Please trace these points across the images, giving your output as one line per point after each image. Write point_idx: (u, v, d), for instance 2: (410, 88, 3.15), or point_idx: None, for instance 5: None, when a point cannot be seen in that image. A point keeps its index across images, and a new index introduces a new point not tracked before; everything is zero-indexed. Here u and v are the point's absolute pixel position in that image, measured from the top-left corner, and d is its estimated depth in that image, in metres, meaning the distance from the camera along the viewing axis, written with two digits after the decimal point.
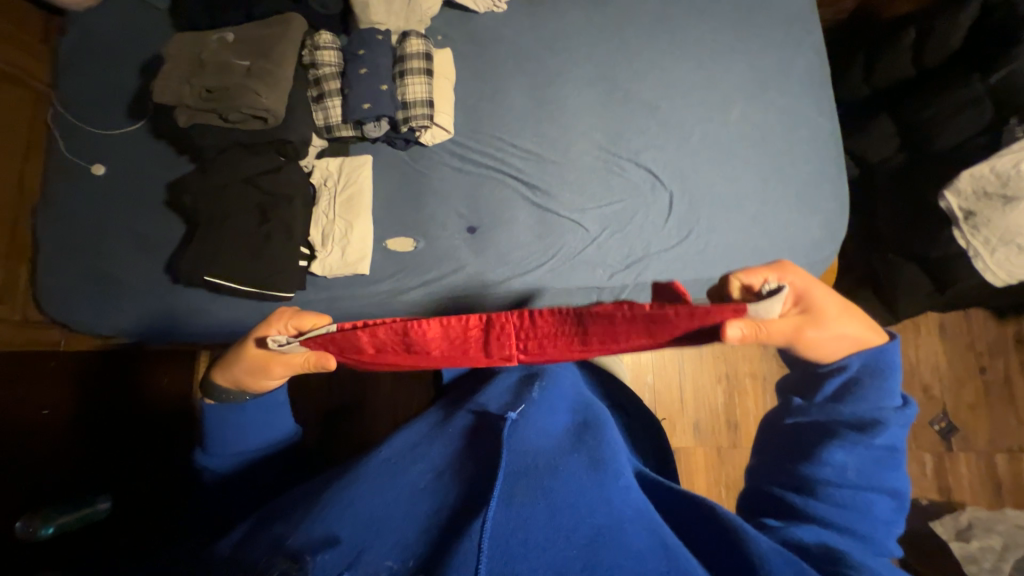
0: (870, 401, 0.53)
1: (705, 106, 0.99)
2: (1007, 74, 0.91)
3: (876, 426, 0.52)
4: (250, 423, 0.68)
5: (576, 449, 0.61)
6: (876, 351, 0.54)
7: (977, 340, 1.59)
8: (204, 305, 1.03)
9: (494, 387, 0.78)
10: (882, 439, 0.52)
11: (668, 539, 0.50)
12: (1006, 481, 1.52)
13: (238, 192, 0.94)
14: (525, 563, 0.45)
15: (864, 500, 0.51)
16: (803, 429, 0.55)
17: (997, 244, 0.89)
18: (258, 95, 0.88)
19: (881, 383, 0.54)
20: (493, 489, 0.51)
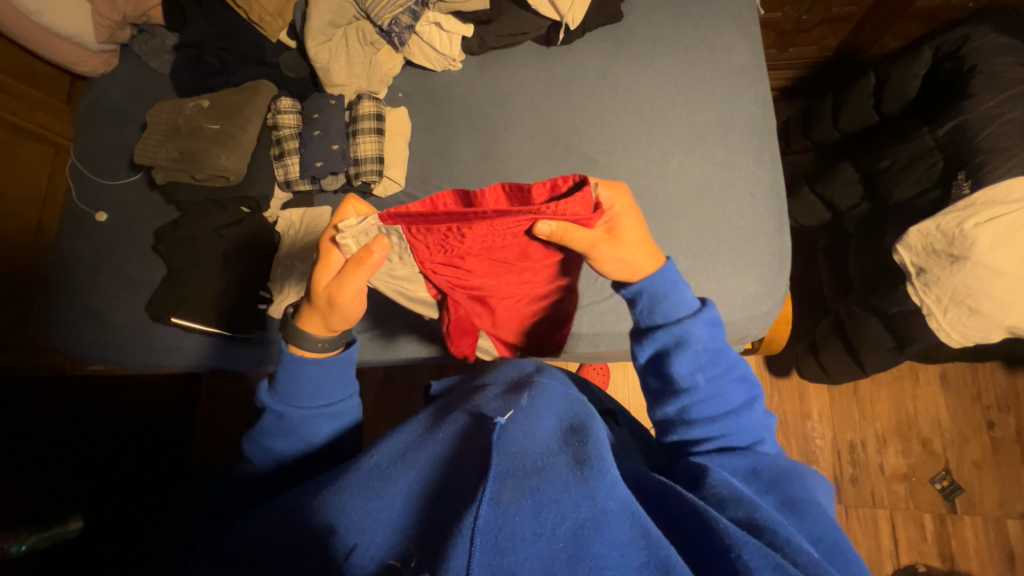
0: (670, 311, 0.60)
1: (646, 158, 1.01)
2: (956, 125, 0.88)
3: (684, 330, 0.58)
4: (310, 376, 0.66)
5: (570, 446, 0.50)
6: (653, 278, 0.61)
7: (984, 392, 1.46)
8: (176, 340, 1.10)
9: (483, 386, 0.66)
10: (698, 337, 0.58)
11: (651, 529, 0.44)
12: (1020, 551, 1.37)
13: (206, 241, 1.03)
14: (514, 556, 0.40)
15: (721, 396, 0.57)
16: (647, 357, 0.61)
17: (948, 303, 0.84)
18: (222, 159, 1.00)
19: (667, 298, 0.61)
20: (483, 487, 0.44)
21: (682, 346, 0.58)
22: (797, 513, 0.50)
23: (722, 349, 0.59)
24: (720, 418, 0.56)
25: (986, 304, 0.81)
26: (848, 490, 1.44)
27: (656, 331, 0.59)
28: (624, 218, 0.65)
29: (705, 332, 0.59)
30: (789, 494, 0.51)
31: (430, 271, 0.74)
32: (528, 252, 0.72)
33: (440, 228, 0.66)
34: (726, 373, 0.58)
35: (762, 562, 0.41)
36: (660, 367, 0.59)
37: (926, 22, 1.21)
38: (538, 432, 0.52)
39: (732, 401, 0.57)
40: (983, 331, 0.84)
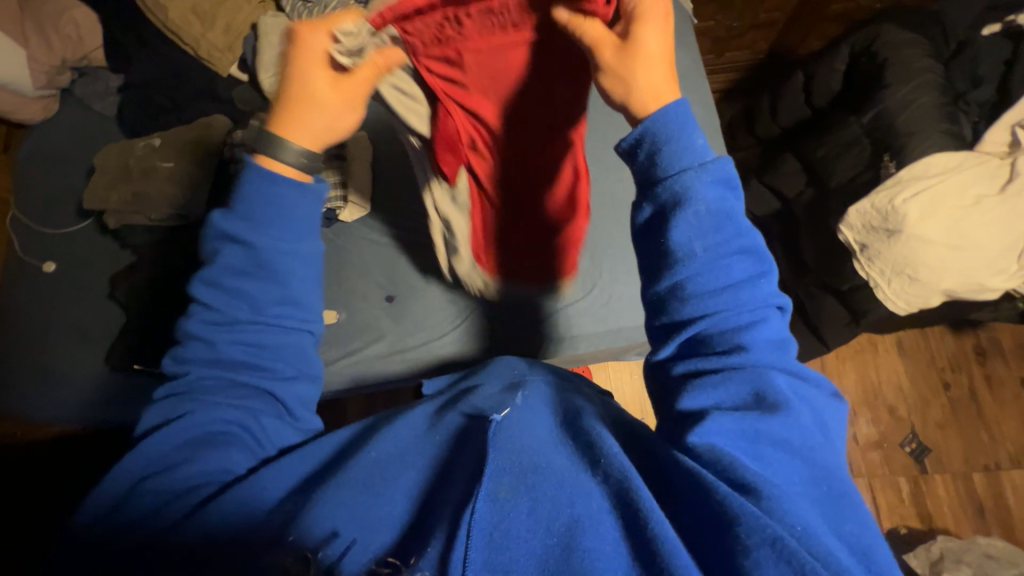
0: (679, 153, 0.47)
1: (602, 164, 1.08)
2: (878, 112, 0.95)
3: (690, 178, 0.46)
4: (263, 209, 0.53)
5: (566, 441, 0.51)
6: (670, 105, 0.48)
7: (937, 356, 1.57)
8: (141, 388, 1.05)
9: (477, 385, 0.65)
10: (705, 196, 0.46)
11: (642, 514, 0.42)
12: (987, 502, 1.45)
13: (167, 282, 1.00)
14: (510, 554, 0.42)
15: (724, 274, 0.47)
16: (649, 224, 0.49)
17: (891, 275, 0.91)
18: (179, 198, 0.98)
19: (674, 134, 0.47)
20: (480, 485, 0.45)
21: (681, 205, 0.47)
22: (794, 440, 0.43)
23: (733, 216, 0.48)
24: (720, 304, 0.46)
25: (923, 273, 0.88)
26: None
27: (656, 187, 0.48)
28: (651, 4, 0.50)
29: (713, 188, 0.47)
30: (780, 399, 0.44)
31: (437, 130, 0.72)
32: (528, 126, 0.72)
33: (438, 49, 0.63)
34: (733, 241, 0.47)
35: (760, 538, 0.37)
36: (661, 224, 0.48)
37: (842, 22, 1.33)
38: (533, 427, 0.52)
39: (735, 279, 0.47)
40: (924, 297, 0.91)
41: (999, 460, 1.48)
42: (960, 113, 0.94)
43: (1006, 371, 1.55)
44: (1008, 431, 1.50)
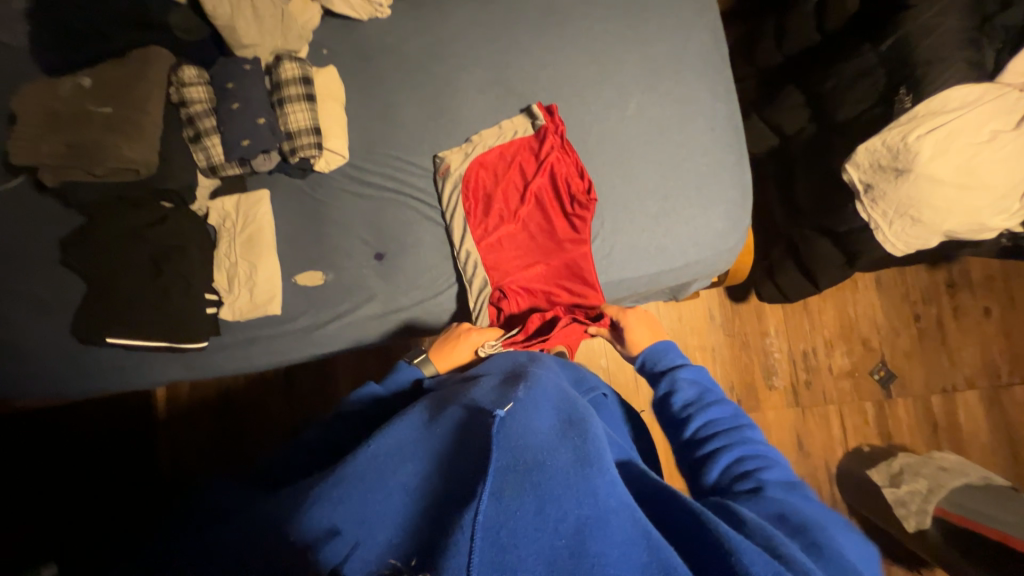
0: (664, 357, 0.74)
1: (603, 102, 0.97)
2: (896, 39, 0.89)
3: (678, 370, 0.71)
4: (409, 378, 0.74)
5: (571, 439, 0.51)
6: (652, 348, 0.75)
7: (911, 290, 1.63)
8: (118, 359, 0.98)
9: (477, 379, 0.65)
10: (685, 376, 0.70)
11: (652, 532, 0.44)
12: (941, 420, 1.59)
13: (127, 246, 0.90)
14: (515, 554, 0.40)
15: (717, 421, 0.64)
16: (660, 406, 0.70)
17: (894, 217, 0.89)
18: (123, 149, 0.85)
19: (661, 353, 0.74)
20: (483, 483, 0.44)
21: (675, 388, 0.69)
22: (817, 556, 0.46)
23: (736, 419, 0.65)
24: (729, 465, 0.59)
25: (926, 213, 0.87)
26: (804, 393, 1.60)
27: (658, 381, 0.72)
28: (629, 315, 0.82)
29: (692, 379, 0.70)
30: (811, 536, 0.48)
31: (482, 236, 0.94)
32: (539, 194, 0.95)
33: (480, 195, 0.95)
34: (740, 435, 0.62)
35: (763, 567, 0.41)
36: (663, 407, 0.70)
37: None
38: (536, 424, 0.52)
39: (743, 453, 0.60)
40: (924, 239, 0.90)
41: (956, 383, 1.60)
42: (983, 39, 0.88)
43: (970, 301, 1.63)
44: (967, 356, 1.61)
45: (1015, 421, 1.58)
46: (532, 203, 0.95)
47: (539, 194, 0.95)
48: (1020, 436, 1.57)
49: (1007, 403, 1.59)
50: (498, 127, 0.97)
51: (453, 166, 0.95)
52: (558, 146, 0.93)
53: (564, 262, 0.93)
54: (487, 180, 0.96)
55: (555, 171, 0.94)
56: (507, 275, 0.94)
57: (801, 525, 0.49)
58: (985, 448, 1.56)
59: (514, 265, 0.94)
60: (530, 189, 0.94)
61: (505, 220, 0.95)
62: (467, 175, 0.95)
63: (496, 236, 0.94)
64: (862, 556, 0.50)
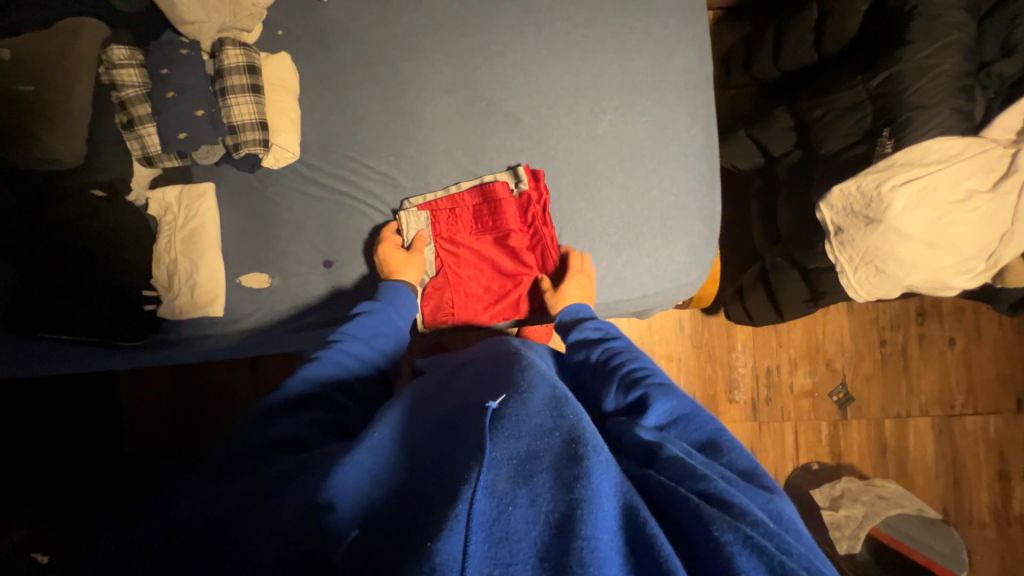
0: (606, 325, 0.76)
1: (575, 116, 0.92)
2: (889, 76, 0.84)
3: (614, 338, 0.72)
4: (389, 320, 0.79)
5: (563, 420, 0.48)
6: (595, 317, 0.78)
7: (882, 314, 1.63)
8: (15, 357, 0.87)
9: (472, 370, 0.64)
10: (620, 343, 0.71)
11: (639, 515, 0.42)
12: (891, 444, 1.61)
13: (52, 239, 0.83)
14: (510, 548, 0.38)
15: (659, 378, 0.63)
16: (597, 358, 0.69)
17: (859, 263, 0.88)
18: (46, 139, 0.79)
19: (602, 325, 0.77)
20: (477, 468, 0.43)
21: (613, 348, 0.70)
22: (744, 484, 0.48)
23: (636, 350, 0.70)
24: (662, 410, 0.58)
25: (890, 265, 0.85)
26: (763, 409, 1.59)
27: (599, 344, 0.72)
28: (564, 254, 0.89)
29: (627, 344, 0.71)
30: (769, 503, 0.47)
31: (440, 267, 0.92)
32: (509, 243, 0.91)
33: (446, 231, 0.92)
34: (633, 355, 0.68)
35: (734, 535, 0.40)
36: (574, 347, 0.74)
37: None
38: (530, 412, 0.49)
39: (634, 366, 0.65)
40: (886, 289, 0.89)
41: (911, 409, 1.63)
42: (976, 86, 0.84)
43: (938, 331, 1.65)
44: (925, 384, 1.63)
45: (960, 449, 1.63)
46: (501, 248, 0.92)
47: (508, 242, 0.91)
48: (962, 464, 1.62)
49: (955, 432, 1.63)
50: (466, 154, 0.92)
51: (423, 219, 0.91)
52: (538, 198, 0.89)
53: (513, 296, 0.92)
54: (455, 214, 0.92)
55: (531, 225, 0.90)
56: (458, 302, 0.92)
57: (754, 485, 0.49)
58: (927, 472, 1.61)
59: (466, 298, 0.92)
60: (501, 236, 0.92)
61: (468, 257, 0.93)
62: (435, 228, 0.91)
63: (455, 269, 0.92)
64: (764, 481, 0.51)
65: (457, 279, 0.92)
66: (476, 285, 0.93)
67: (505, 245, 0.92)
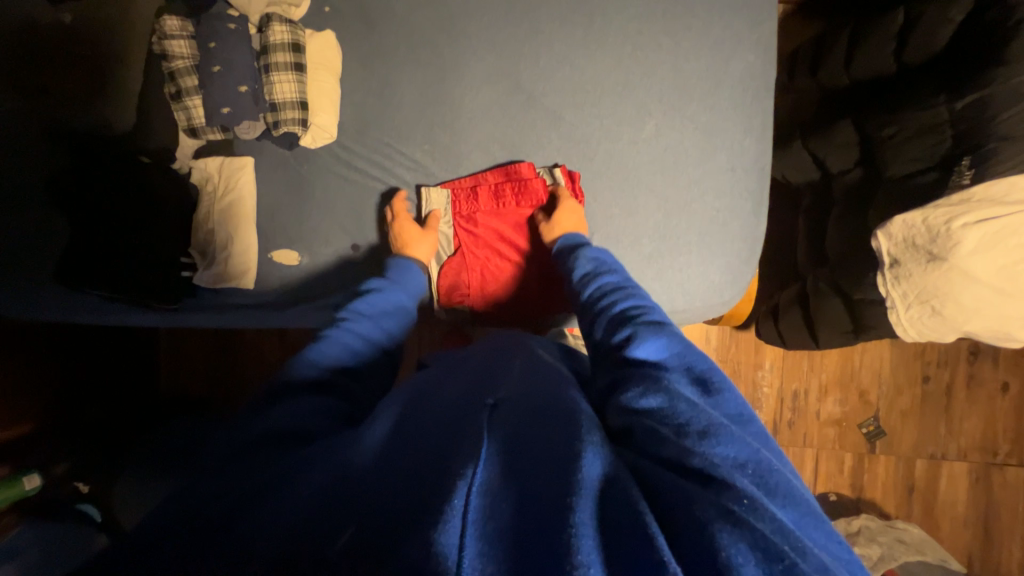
0: (605, 257, 0.75)
1: (618, 116, 0.87)
2: (978, 98, 0.76)
3: (610, 272, 0.71)
4: (395, 299, 0.77)
5: (557, 407, 0.50)
6: (596, 249, 0.76)
7: (929, 349, 1.52)
8: (64, 307, 0.93)
9: (474, 361, 0.63)
10: (614, 279, 0.70)
11: (631, 492, 0.40)
12: (919, 485, 1.52)
13: (99, 200, 0.87)
14: (501, 546, 0.37)
15: (650, 317, 0.60)
16: (591, 294, 0.69)
17: (913, 301, 0.81)
18: (99, 105, 0.86)
19: (601, 256, 0.75)
20: (472, 463, 0.42)
21: (607, 284, 0.69)
22: (728, 435, 0.45)
23: (632, 286, 0.68)
24: (648, 343, 0.56)
25: (949, 307, 0.79)
26: (784, 432, 1.53)
27: (593, 278, 0.71)
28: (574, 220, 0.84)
29: (621, 281, 0.69)
30: (756, 460, 0.43)
31: (460, 253, 0.91)
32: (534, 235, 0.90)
33: (471, 217, 0.90)
34: (626, 293, 0.65)
35: (716, 514, 0.38)
36: (571, 280, 0.74)
37: None
38: (528, 406, 0.50)
39: (626, 304, 0.63)
40: (940, 332, 0.83)
41: (947, 452, 1.53)
42: None
43: (990, 373, 1.53)
44: (967, 427, 1.53)
45: (996, 500, 1.53)
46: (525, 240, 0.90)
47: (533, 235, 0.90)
48: (996, 515, 1.52)
49: (994, 481, 1.52)
50: (501, 148, 0.90)
51: (444, 197, 0.90)
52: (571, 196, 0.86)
53: (532, 289, 0.92)
54: (482, 201, 0.89)
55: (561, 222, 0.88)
56: (475, 290, 0.91)
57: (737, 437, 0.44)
58: (955, 518, 1.52)
59: (484, 287, 0.91)
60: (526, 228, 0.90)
61: (490, 244, 0.91)
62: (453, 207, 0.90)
63: (477, 257, 0.91)
64: (753, 425, 0.48)
65: (476, 266, 0.91)
66: (494, 275, 0.91)
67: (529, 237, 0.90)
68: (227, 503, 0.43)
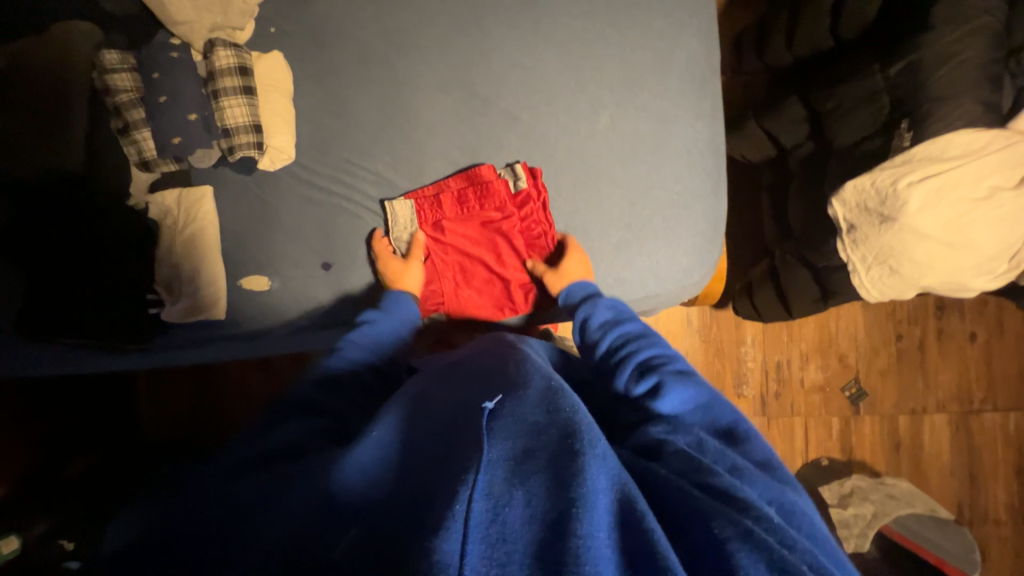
0: (620, 305, 0.77)
1: (574, 112, 0.88)
2: (907, 64, 0.80)
3: (629, 319, 0.73)
4: (393, 326, 0.79)
5: (558, 412, 0.48)
6: (612, 298, 0.77)
7: (899, 309, 1.58)
8: (26, 358, 0.89)
9: (470, 364, 0.62)
10: (634, 325, 0.71)
11: (636, 505, 0.41)
12: (905, 440, 1.57)
13: (54, 245, 0.83)
14: (505, 550, 0.37)
15: (674, 365, 0.63)
16: (611, 338, 0.70)
17: (872, 263, 0.84)
18: (41, 146, 0.81)
19: (616, 305, 0.76)
20: (473, 469, 0.41)
21: (626, 331, 0.70)
22: (753, 473, 0.48)
23: (650, 331, 0.70)
24: (676, 395, 0.58)
25: (905, 265, 0.82)
26: (772, 404, 1.57)
27: (612, 324, 0.72)
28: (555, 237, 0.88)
29: (642, 327, 0.71)
30: (780, 498, 0.46)
31: (430, 259, 0.91)
32: (502, 236, 0.90)
33: (438, 223, 0.90)
34: (648, 338, 0.68)
35: (731, 528, 0.39)
36: (587, 322, 0.75)
37: None
38: (531, 409, 0.49)
39: (648, 351, 0.65)
40: (900, 289, 0.86)
41: (927, 405, 1.58)
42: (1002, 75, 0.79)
43: (958, 325, 1.59)
44: (943, 379, 1.59)
45: (977, 446, 1.58)
46: (494, 241, 0.90)
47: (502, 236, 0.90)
48: (978, 461, 1.58)
49: (973, 429, 1.58)
50: (462, 154, 0.90)
51: (409, 208, 0.89)
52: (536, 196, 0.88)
53: (505, 290, 0.91)
54: (448, 206, 0.90)
55: (528, 221, 0.89)
56: (448, 296, 0.91)
57: (761, 478, 0.48)
58: (942, 469, 1.57)
59: (457, 292, 0.91)
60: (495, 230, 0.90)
61: (459, 249, 0.91)
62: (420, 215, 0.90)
63: (447, 262, 0.91)
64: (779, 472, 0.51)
65: (446, 272, 0.91)
66: (466, 279, 0.91)
67: (499, 238, 0.90)
68: (210, 525, 0.43)
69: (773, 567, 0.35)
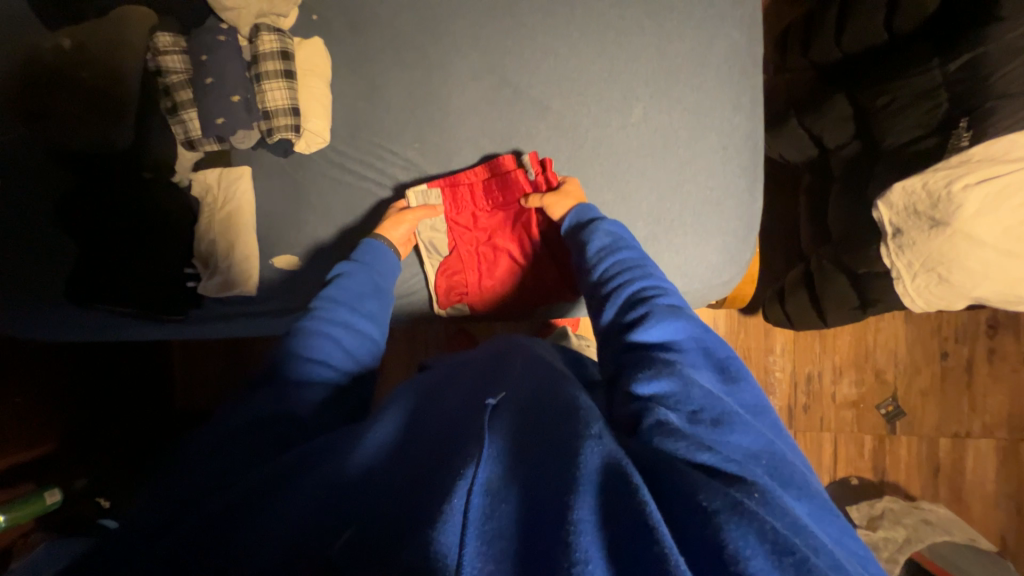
0: (619, 230, 0.73)
1: (607, 103, 0.87)
2: (970, 59, 0.76)
3: (625, 247, 0.69)
4: (369, 279, 0.77)
5: (558, 402, 0.47)
6: (612, 222, 0.74)
7: (945, 325, 1.48)
8: (74, 323, 0.95)
9: (478, 361, 0.61)
10: (629, 254, 0.68)
11: (630, 479, 0.38)
12: (944, 466, 1.48)
13: (106, 216, 0.89)
14: (501, 549, 0.36)
15: (665, 297, 0.60)
16: (606, 269, 0.68)
17: (919, 270, 0.79)
18: (102, 125, 0.88)
19: (615, 231, 0.73)
20: (471, 463, 0.41)
21: (622, 259, 0.67)
22: (741, 423, 0.45)
23: (645, 262, 0.67)
24: (662, 325, 0.55)
25: (956, 273, 0.77)
26: (800, 417, 1.50)
27: (608, 253, 0.69)
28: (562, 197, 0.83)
29: (638, 257, 0.67)
30: (768, 455, 0.44)
31: (454, 249, 0.92)
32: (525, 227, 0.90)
33: (463, 213, 0.91)
34: (643, 270, 0.64)
35: (722, 503, 0.36)
36: (584, 256, 0.73)
37: None
38: (534, 406, 0.48)
39: (641, 282, 0.62)
40: (949, 300, 0.81)
41: (971, 430, 1.48)
42: None
43: (1011, 346, 1.48)
44: (991, 403, 1.48)
45: None
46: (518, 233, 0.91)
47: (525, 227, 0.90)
48: None
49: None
50: (491, 142, 0.90)
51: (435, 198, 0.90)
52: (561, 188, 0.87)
53: (528, 282, 0.92)
54: (473, 196, 0.90)
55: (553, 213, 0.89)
56: (471, 286, 0.92)
57: (748, 427, 0.46)
58: (985, 499, 1.47)
59: (479, 283, 0.92)
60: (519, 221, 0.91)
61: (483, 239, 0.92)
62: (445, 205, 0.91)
63: (471, 252, 0.92)
64: (767, 417, 0.49)
65: (470, 262, 0.91)
66: (489, 270, 0.92)
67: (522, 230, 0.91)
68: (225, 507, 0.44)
69: (772, 550, 0.33)
